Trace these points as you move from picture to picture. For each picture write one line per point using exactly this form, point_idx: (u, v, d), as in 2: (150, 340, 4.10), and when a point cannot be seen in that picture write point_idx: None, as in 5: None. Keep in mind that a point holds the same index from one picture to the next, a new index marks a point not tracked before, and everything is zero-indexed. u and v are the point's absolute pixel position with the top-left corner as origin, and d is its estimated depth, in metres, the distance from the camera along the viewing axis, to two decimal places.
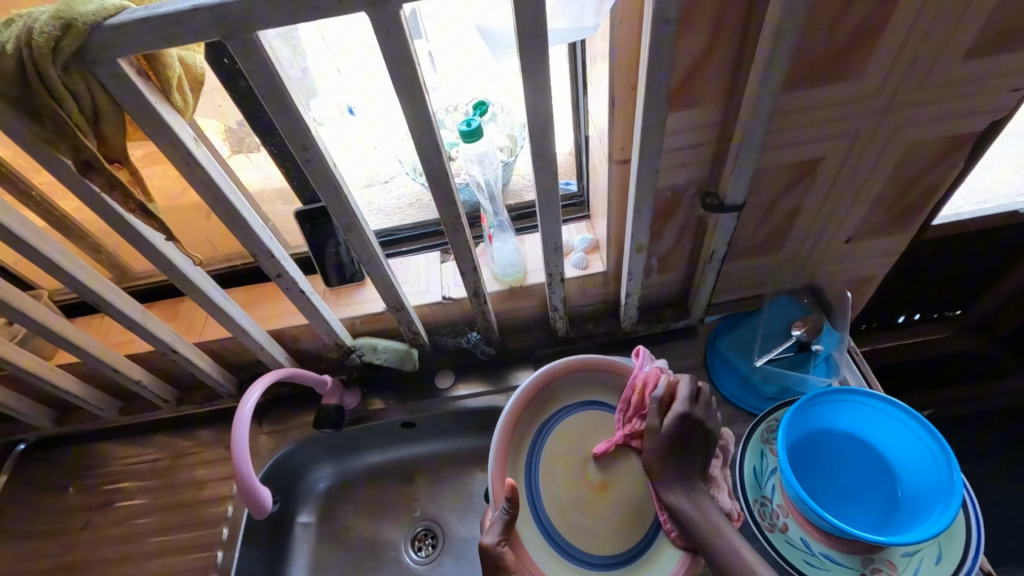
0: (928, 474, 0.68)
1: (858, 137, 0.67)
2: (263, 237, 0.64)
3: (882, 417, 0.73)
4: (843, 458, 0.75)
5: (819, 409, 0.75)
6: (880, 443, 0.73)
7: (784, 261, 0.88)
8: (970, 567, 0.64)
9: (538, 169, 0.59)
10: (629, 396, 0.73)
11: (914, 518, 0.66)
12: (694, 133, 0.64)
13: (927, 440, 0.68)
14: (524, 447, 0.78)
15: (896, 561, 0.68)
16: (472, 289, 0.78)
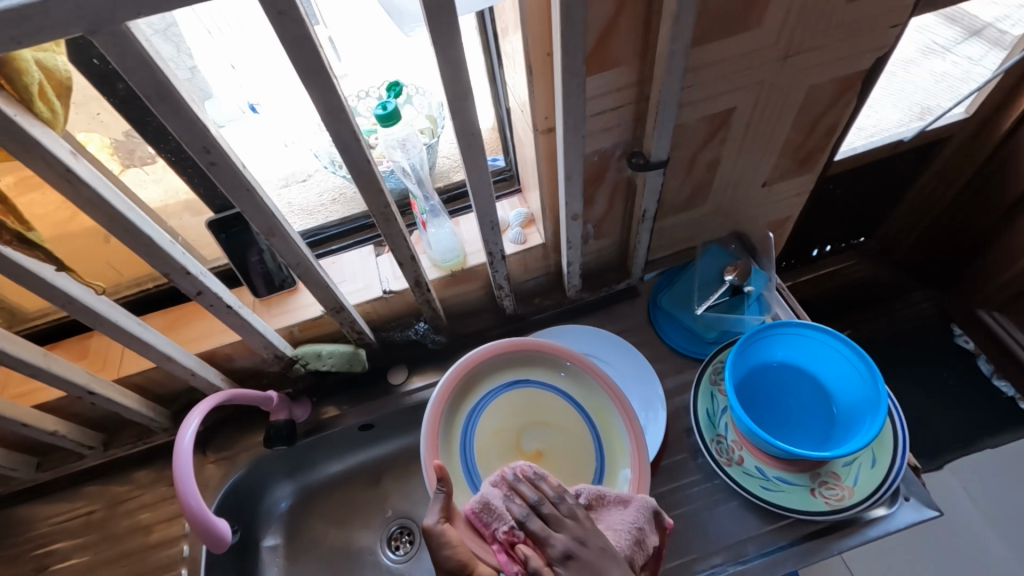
0: (857, 390, 0.74)
1: (763, 85, 0.71)
2: (174, 255, 0.58)
3: (813, 344, 0.79)
4: (785, 386, 0.80)
5: (757, 346, 0.80)
6: (814, 367, 0.79)
7: (709, 212, 0.92)
8: (900, 464, 0.71)
9: (465, 147, 0.57)
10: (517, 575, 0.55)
11: (850, 431, 0.72)
12: (613, 95, 0.64)
13: (853, 359, 0.75)
14: (458, 434, 0.77)
15: (839, 471, 0.74)
16: (413, 278, 0.75)
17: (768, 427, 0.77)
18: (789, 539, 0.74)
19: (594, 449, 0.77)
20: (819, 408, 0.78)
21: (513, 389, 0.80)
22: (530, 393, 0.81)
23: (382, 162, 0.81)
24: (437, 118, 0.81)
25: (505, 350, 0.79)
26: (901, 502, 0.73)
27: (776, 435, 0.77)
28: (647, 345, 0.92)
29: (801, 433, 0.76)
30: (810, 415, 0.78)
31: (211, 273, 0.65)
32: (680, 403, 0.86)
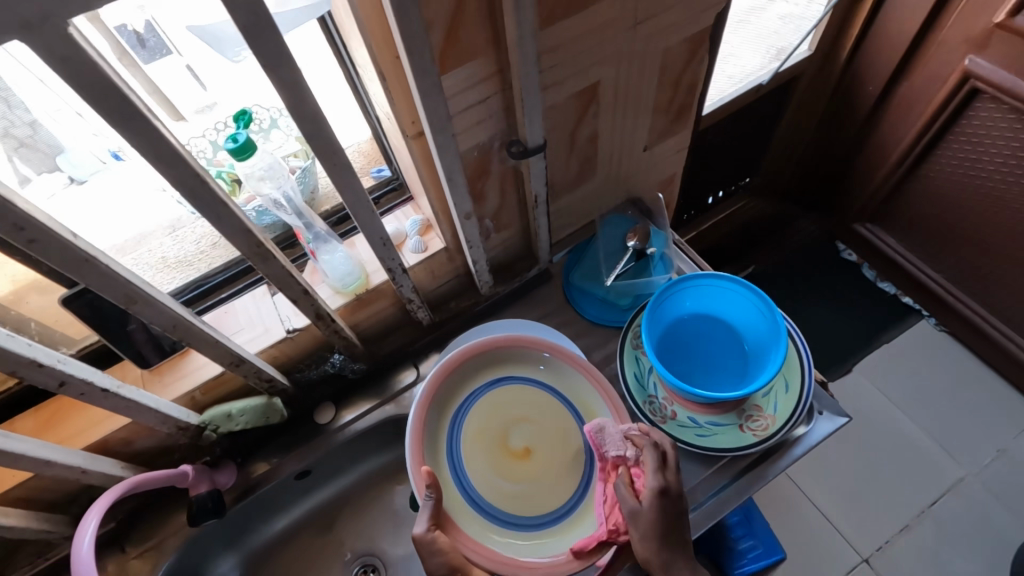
0: (760, 325, 0.80)
1: (620, 55, 0.72)
2: (15, 349, 0.50)
3: (715, 292, 0.84)
4: (700, 334, 0.84)
5: (668, 303, 0.83)
6: (722, 311, 0.84)
7: (601, 184, 0.94)
8: (809, 383, 0.77)
9: (331, 170, 0.54)
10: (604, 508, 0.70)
11: (761, 364, 0.78)
12: (477, 88, 0.63)
13: (751, 297, 0.80)
14: (443, 438, 0.76)
15: (760, 403, 0.79)
16: (313, 313, 0.70)
17: (692, 377, 0.81)
18: (729, 476, 0.78)
19: (579, 440, 0.78)
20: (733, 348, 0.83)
21: (497, 388, 0.80)
22: (511, 390, 0.80)
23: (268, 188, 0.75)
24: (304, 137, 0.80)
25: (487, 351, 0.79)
26: (817, 417, 0.79)
27: (701, 383, 0.81)
28: (568, 325, 0.94)
29: (722, 376, 0.81)
30: (726, 358, 0.82)
31: (74, 359, 0.58)
32: (610, 373, 0.88)
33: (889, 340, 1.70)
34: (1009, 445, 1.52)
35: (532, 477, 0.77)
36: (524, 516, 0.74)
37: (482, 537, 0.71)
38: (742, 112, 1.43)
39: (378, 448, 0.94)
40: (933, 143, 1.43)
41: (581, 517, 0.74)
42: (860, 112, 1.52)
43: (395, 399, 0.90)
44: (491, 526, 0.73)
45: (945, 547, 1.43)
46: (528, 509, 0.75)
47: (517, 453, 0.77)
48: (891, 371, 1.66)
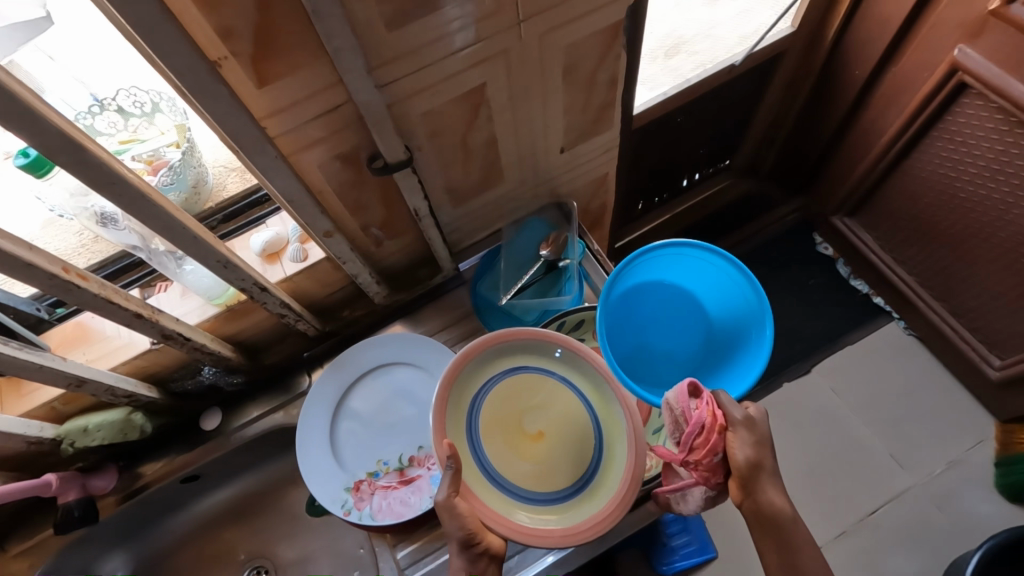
0: (737, 311, 0.70)
1: (507, 55, 0.63)
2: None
3: (696, 263, 0.73)
4: (665, 307, 0.74)
5: (638, 268, 0.72)
6: (694, 284, 0.74)
7: (512, 189, 0.85)
8: None
9: (117, 195, 0.48)
10: (702, 419, 0.55)
11: (727, 359, 0.69)
12: (319, 99, 0.55)
13: (738, 278, 0.70)
14: (460, 419, 0.65)
15: (650, 438, 0.77)
16: (158, 333, 0.65)
17: (644, 356, 0.72)
18: None
19: (593, 420, 0.69)
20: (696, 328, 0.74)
21: (515, 372, 0.68)
22: (524, 376, 0.69)
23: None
24: (189, 127, 0.76)
25: (516, 335, 0.67)
26: None
27: (651, 365, 0.71)
28: (472, 337, 0.89)
29: (678, 358, 0.72)
30: (687, 340, 0.73)
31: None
32: None
33: (855, 341, 1.53)
34: (961, 458, 1.38)
35: (551, 455, 0.67)
36: (533, 492, 0.65)
37: (507, 513, 0.62)
38: (709, 97, 1.25)
39: (274, 452, 0.92)
40: (915, 140, 1.23)
41: (599, 489, 0.66)
42: (845, 99, 1.32)
43: (287, 406, 0.87)
44: (500, 498, 0.63)
45: (884, 554, 1.30)
46: (536, 487, 0.65)
47: (531, 434, 0.67)
48: (854, 375, 1.49)
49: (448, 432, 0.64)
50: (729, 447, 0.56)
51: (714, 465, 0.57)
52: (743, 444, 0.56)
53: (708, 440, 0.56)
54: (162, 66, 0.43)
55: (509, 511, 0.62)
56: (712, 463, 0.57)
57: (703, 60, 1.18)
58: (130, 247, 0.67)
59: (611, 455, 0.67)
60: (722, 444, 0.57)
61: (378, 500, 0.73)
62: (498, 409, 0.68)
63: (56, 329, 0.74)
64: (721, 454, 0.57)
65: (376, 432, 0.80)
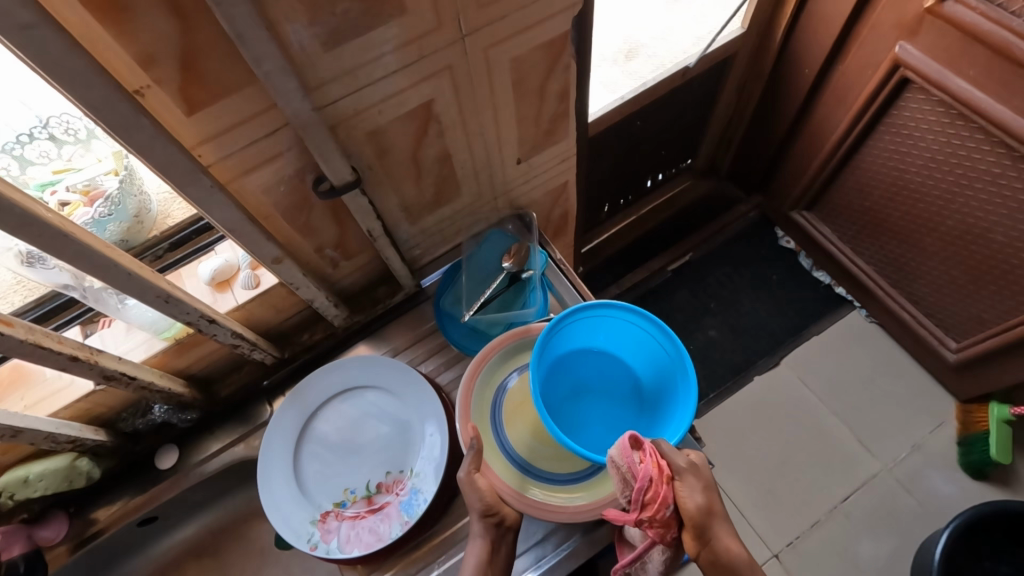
0: (666, 372, 0.70)
1: (452, 71, 0.62)
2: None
3: (615, 323, 0.73)
4: (596, 372, 0.75)
5: (565, 335, 0.72)
6: (620, 346, 0.75)
7: (470, 202, 0.84)
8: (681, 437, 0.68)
9: (33, 235, 0.44)
10: (650, 473, 0.55)
11: (662, 419, 0.68)
12: (254, 125, 0.52)
13: (655, 333, 0.70)
14: (484, 406, 0.72)
15: None
16: (99, 374, 0.62)
17: (586, 425, 0.71)
18: (581, 529, 0.72)
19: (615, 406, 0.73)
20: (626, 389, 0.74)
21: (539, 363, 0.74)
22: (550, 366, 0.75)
23: (79, 217, 0.68)
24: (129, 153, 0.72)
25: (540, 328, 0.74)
26: None
27: (593, 430, 0.70)
28: (438, 353, 0.87)
29: (616, 421, 0.72)
30: (624, 400, 0.73)
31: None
32: None
33: (818, 333, 1.57)
34: (925, 440, 1.41)
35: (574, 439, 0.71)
36: (552, 473, 0.69)
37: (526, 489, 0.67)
38: (664, 99, 1.26)
39: (236, 485, 0.88)
40: (864, 134, 1.27)
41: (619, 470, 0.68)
42: (796, 97, 1.35)
43: (248, 437, 0.84)
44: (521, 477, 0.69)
45: (856, 539, 1.33)
46: (558, 469, 0.69)
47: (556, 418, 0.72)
48: (820, 365, 1.52)
49: (474, 416, 0.71)
50: (680, 496, 0.56)
51: (667, 520, 0.56)
52: (693, 490, 0.57)
53: (657, 495, 0.56)
54: (72, 98, 0.41)
55: (528, 487, 0.67)
56: (665, 518, 0.56)
57: (657, 64, 1.19)
58: (63, 287, 0.63)
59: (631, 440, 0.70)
60: (671, 495, 0.56)
61: (345, 530, 0.71)
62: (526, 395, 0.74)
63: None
64: (672, 506, 0.57)
65: (341, 458, 0.77)
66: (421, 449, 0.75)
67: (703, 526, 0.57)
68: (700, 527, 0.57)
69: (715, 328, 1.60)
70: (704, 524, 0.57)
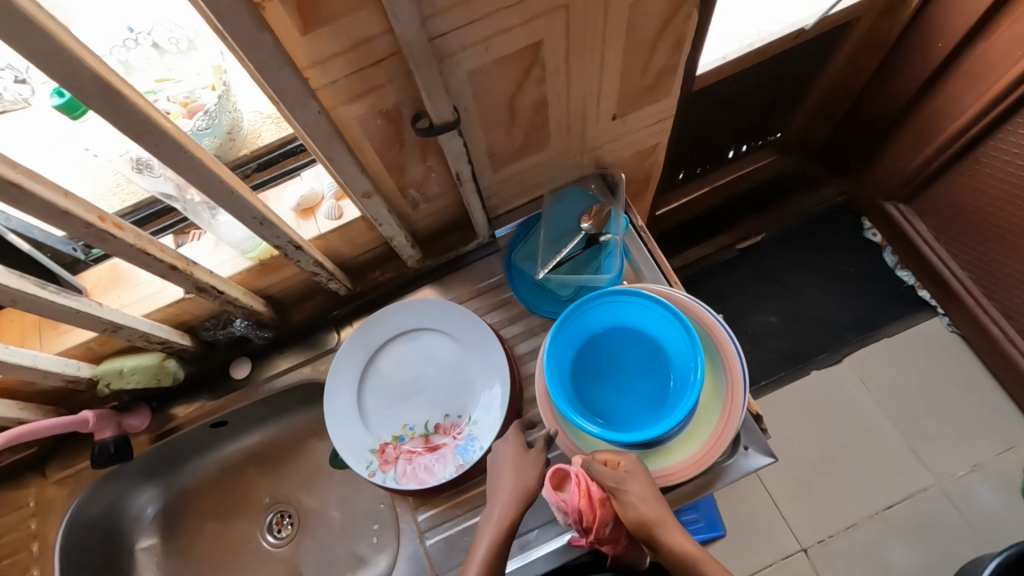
0: (687, 363, 0.68)
1: (568, 10, 0.57)
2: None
3: (650, 313, 0.72)
4: (629, 359, 0.73)
5: (599, 317, 0.73)
6: (657, 338, 0.72)
7: (556, 155, 0.81)
8: (720, 434, 0.68)
9: (156, 144, 0.45)
10: (576, 504, 0.62)
11: (675, 405, 0.67)
12: (365, 51, 0.51)
13: (681, 325, 0.69)
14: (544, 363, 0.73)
15: (669, 444, 0.69)
16: (192, 286, 0.65)
17: (600, 402, 0.71)
18: None
19: (651, 399, 0.70)
20: (658, 384, 0.71)
21: (590, 340, 0.73)
22: (597, 348, 0.74)
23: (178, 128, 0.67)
24: (224, 68, 0.70)
25: (608, 296, 0.72)
26: (740, 452, 0.72)
27: (607, 407, 0.71)
28: (502, 307, 0.86)
29: (633, 405, 0.71)
30: (643, 381, 0.72)
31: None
32: (531, 370, 0.82)
33: (890, 335, 1.47)
34: (987, 461, 1.33)
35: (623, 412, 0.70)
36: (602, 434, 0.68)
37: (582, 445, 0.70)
38: (769, 63, 1.15)
39: (299, 403, 0.93)
40: (998, 121, 1.13)
41: (677, 445, 0.69)
42: (916, 77, 1.20)
43: (315, 362, 0.87)
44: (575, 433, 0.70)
45: (890, 547, 1.29)
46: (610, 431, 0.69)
47: (594, 398, 0.71)
48: (885, 368, 1.44)
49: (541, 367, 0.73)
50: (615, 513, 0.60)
51: (612, 534, 0.63)
52: (632, 503, 0.58)
53: (590, 519, 0.62)
54: (202, 5, 0.39)
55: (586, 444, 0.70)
56: (609, 534, 0.63)
57: (767, 21, 1.05)
58: (164, 196, 0.64)
59: (692, 431, 0.69)
60: (607, 514, 0.62)
61: (403, 464, 0.74)
62: (580, 367, 0.73)
63: (92, 270, 0.74)
64: (612, 523, 0.63)
65: (400, 396, 0.79)
66: (481, 397, 0.76)
67: (656, 534, 0.57)
68: (655, 534, 0.57)
69: (776, 315, 1.53)
70: (654, 530, 0.57)
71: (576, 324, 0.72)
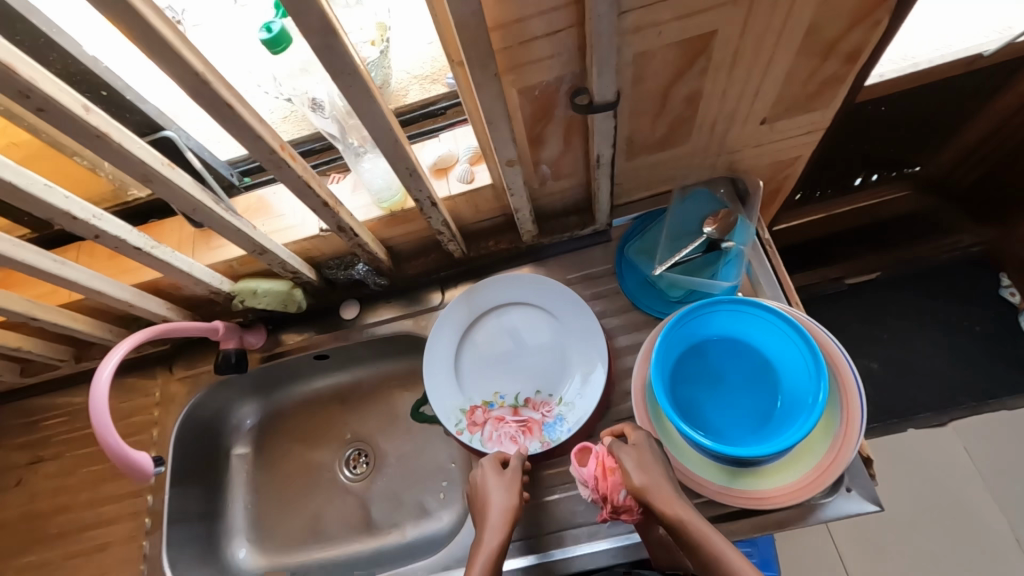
0: (802, 389, 0.65)
1: (754, 1, 0.55)
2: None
3: (768, 330, 0.69)
4: (735, 371, 0.71)
5: (712, 323, 0.71)
6: (770, 356, 0.69)
7: (694, 152, 0.78)
8: (823, 467, 0.65)
9: (349, 87, 0.48)
10: (592, 470, 0.64)
11: (781, 428, 0.64)
12: (547, 20, 0.51)
13: (802, 349, 0.65)
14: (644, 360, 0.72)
15: (764, 466, 0.67)
16: (334, 224, 0.69)
17: (698, 410, 0.69)
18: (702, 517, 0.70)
19: (754, 417, 0.68)
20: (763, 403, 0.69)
21: (697, 345, 0.71)
22: (704, 355, 0.71)
23: None
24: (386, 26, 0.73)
25: (727, 305, 0.69)
26: (842, 493, 0.68)
27: (705, 417, 0.69)
28: (606, 297, 0.86)
29: (733, 418, 0.69)
30: (747, 398, 0.69)
31: (32, 245, 0.63)
32: (626, 365, 0.81)
33: (1014, 408, 1.31)
34: None
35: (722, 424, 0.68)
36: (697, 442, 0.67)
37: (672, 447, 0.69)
38: (933, 87, 1.04)
39: (393, 352, 0.98)
40: None
41: (774, 470, 0.66)
42: None
43: (417, 316, 0.91)
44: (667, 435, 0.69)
45: None
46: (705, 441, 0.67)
47: (692, 404, 0.69)
48: (999, 442, 1.30)
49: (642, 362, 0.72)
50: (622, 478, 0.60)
51: (628, 505, 0.62)
52: (629, 470, 0.59)
53: (606, 486, 0.63)
54: None
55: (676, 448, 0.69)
56: (626, 504, 0.62)
57: (943, 42, 0.96)
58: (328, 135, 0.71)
59: (792, 459, 0.67)
60: (620, 482, 0.62)
61: (489, 429, 0.76)
62: (682, 370, 0.71)
63: (243, 197, 0.81)
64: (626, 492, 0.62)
65: (496, 365, 0.81)
66: (576, 380, 0.77)
67: (649, 499, 0.57)
68: (648, 500, 0.57)
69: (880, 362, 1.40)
70: (647, 495, 0.57)
71: (687, 328, 0.70)
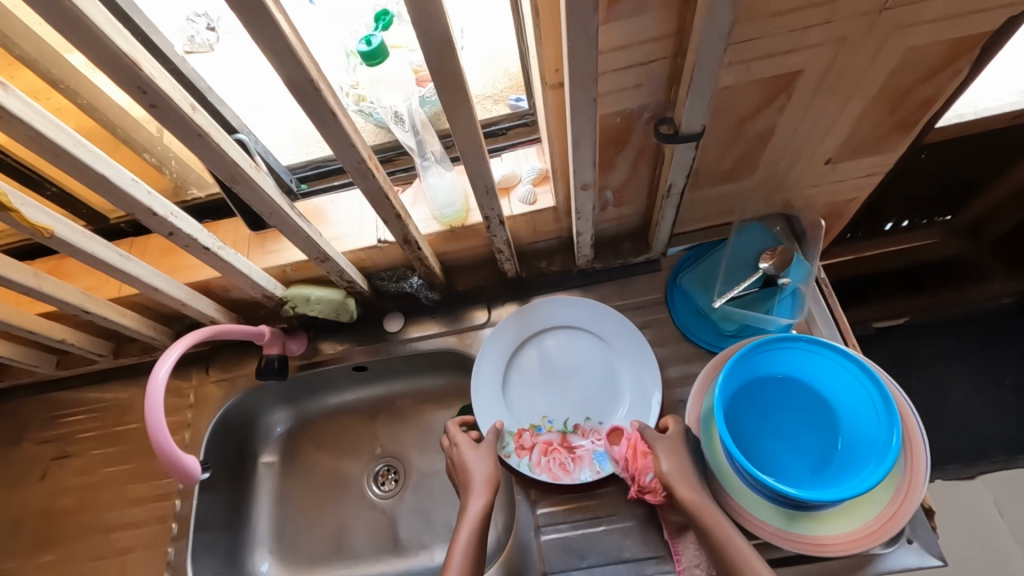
0: (869, 434, 0.63)
1: (844, 43, 0.55)
2: (83, 159, 0.49)
3: (833, 371, 0.68)
4: (795, 411, 0.69)
5: (775, 359, 0.70)
6: (832, 397, 0.68)
7: (756, 186, 0.79)
8: (885, 517, 0.63)
9: (449, 102, 0.49)
10: (623, 453, 0.70)
11: (846, 473, 0.63)
12: (644, 49, 0.52)
13: (872, 393, 0.64)
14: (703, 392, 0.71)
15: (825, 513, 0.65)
16: (401, 237, 0.70)
17: (756, 447, 0.68)
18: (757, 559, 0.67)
19: (814, 459, 0.66)
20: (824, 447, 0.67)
21: (758, 382, 0.70)
22: (764, 392, 0.70)
23: None
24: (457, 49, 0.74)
25: (792, 343, 0.69)
26: (903, 543, 0.66)
27: (762, 455, 0.68)
28: (657, 325, 0.85)
29: (792, 459, 0.67)
30: (807, 438, 0.68)
31: (101, 238, 0.63)
32: (677, 397, 0.79)
33: None
34: None
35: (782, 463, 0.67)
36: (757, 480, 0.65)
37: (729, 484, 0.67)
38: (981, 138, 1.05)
39: (433, 367, 0.97)
40: None
41: (835, 517, 0.64)
42: None
43: (461, 334, 0.90)
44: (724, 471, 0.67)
45: None
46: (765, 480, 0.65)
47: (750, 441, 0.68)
48: None
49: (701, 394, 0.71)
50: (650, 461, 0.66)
51: (653, 486, 0.67)
52: (659, 455, 0.64)
53: (635, 467, 0.68)
54: None
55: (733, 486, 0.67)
56: (651, 485, 0.67)
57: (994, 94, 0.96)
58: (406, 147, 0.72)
59: (854, 507, 0.65)
60: (649, 465, 0.67)
61: (538, 454, 0.74)
62: (741, 405, 0.70)
63: (301, 203, 0.81)
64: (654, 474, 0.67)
65: (544, 388, 0.80)
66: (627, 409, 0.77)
67: (669, 485, 0.62)
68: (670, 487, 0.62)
69: None
70: (669, 483, 0.62)
71: (751, 362, 0.69)
